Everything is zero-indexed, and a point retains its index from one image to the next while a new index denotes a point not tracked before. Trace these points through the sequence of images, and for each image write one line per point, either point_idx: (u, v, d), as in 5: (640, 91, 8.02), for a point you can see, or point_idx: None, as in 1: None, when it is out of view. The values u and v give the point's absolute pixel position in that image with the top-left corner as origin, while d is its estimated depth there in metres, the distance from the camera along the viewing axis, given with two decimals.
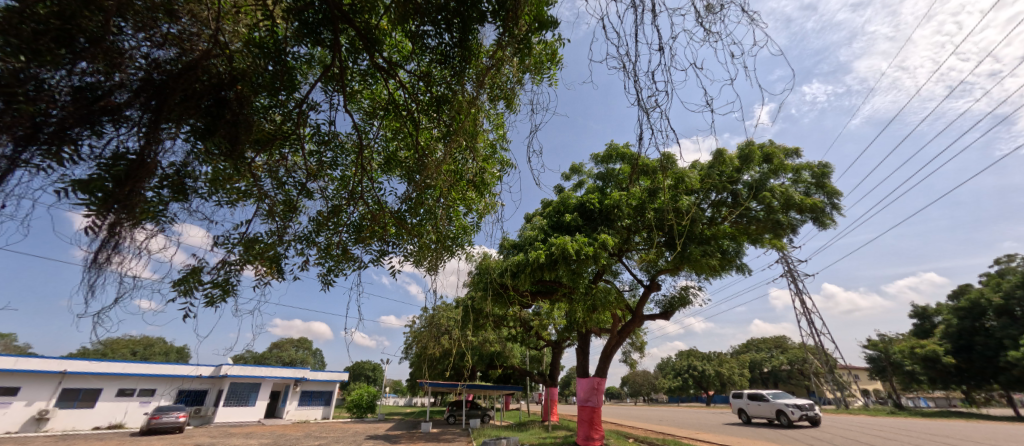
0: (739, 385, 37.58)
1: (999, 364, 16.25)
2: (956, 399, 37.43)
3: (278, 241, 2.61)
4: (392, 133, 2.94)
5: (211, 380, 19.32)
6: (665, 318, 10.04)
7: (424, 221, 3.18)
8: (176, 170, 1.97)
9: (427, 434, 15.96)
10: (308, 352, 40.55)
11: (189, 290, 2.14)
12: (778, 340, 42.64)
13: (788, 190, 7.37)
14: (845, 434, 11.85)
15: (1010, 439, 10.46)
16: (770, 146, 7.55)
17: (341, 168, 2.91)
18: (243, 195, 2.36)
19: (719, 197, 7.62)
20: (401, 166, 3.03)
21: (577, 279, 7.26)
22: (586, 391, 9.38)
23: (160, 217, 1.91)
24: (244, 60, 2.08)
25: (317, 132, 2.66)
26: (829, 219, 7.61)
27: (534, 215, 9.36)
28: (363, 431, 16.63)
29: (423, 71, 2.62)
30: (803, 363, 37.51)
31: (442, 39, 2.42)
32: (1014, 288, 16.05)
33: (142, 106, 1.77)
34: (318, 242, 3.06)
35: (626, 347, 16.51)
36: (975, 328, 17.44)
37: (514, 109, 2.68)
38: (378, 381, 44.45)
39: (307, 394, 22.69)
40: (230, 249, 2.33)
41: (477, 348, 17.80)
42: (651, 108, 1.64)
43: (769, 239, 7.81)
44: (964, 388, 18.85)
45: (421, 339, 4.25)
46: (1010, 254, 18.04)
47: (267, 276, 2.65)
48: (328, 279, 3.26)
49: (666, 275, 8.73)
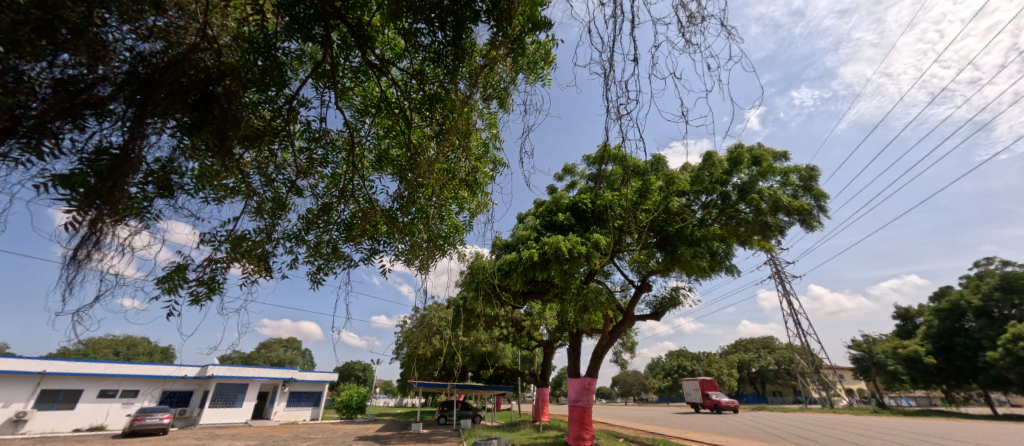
0: (727, 384, 38.07)
1: (978, 364, 16.70)
2: (938, 398, 38.43)
3: (266, 239, 2.58)
4: (385, 130, 2.94)
5: (197, 381, 18.96)
6: (656, 319, 10.13)
7: (416, 219, 3.20)
8: (162, 166, 1.94)
9: (417, 434, 15.84)
10: (297, 352, 40.15)
11: (174, 288, 2.10)
12: (766, 340, 43.35)
13: (776, 192, 7.45)
14: (831, 433, 12.07)
15: (987, 436, 10.76)
16: (759, 149, 7.68)
17: (331, 165, 2.89)
18: (230, 192, 2.33)
19: (710, 198, 7.71)
20: (392, 164, 3.02)
21: (569, 279, 7.32)
22: (576, 391, 9.39)
23: (145, 214, 1.87)
24: (233, 55, 2.07)
25: (308, 129, 2.63)
26: (816, 222, 7.72)
27: (527, 215, 9.39)
28: (353, 432, 16.50)
29: (416, 69, 2.61)
30: (790, 363, 38.24)
31: (436, 38, 2.42)
32: (992, 290, 16.67)
33: (127, 100, 1.74)
34: (307, 240, 3.03)
35: (617, 347, 16.53)
36: (954, 329, 17.88)
37: (507, 109, 2.72)
38: (368, 382, 44.40)
39: (296, 394, 22.38)
40: (216, 247, 2.29)
41: (469, 348, 17.69)
42: (619, 114, 1.76)
43: (757, 240, 7.89)
44: (945, 388, 19.31)
45: (412, 338, 4.26)
46: (988, 258, 18.61)
47: (254, 274, 2.63)
48: (316, 278, 3.24)
49: (658, 275, 8.84)
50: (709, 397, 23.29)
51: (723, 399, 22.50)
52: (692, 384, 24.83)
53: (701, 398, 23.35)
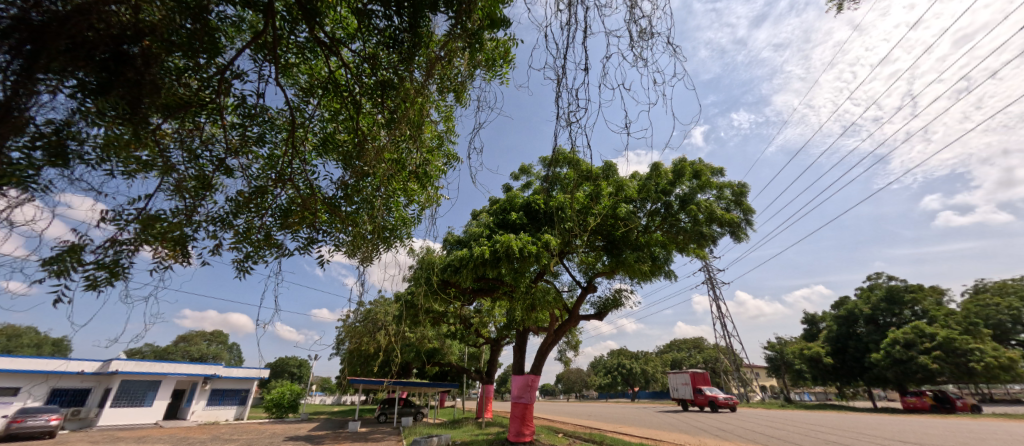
0: (661, 381, 40.74)
1: (864, 364, 19.34)
2: (833, 393, 44.01)
3: (185, 221, 2.34)
4: (332, 113, 2.78)
5: (97, 378, 16.76)
6: (599, 318, 10.59)
7: (361, 209, 3.06)
8: (56, 130, 1.68)
9: (354, 433, 15.21)
10: (224, 346, 36.89)
11: (64, 272, 1.83)
12: (697, 340, 47.01)
13: (712, 204, 8.07)
14: (746, 425, 13.36)
15: (867, 426, 12.51)
16: (700, 164, 8.28)
17: (269, 145, 2.68)
18: (144, 166, 2.08)
19: (654, 207, 8.18)
20: (337, 149, 2.86)
21: (519, 278, 7.40)
22: (519, 388, 9.51)
23: (31, 183, 1.61)
24: (156, 13, 1.83)
25: (242, 104, 2.42)
26: (744, 234, 8.48)
27: (481, 212, 9.37)
28: (282, 432, 15.46)
29: (370, 52, 2.50)
30: (716, 362, 41.77)
31: (392, 22, 2.34)
32: (879, 300, 19.74)
33: (13, 50, 1.48)
34: (236, 225, 2.79)
35: (562, 345, 17.01)
36: (848, 334, 20.54)
37: (463, 103, 2.70)
38: (303, 378, 41.91)
39: (219, 392, 20.53)
40: (122, 227, 2.02)
41: (414, 344, 17.30)
42: (570, 122, 1.87)
43: (693, 248, 8.49)
44: (839, 385, 22.11)
45: (353, 334, 4.10)
46: (878, 272, 21.60)
47: (168, 259, 2.37)
48: (244, 266, 2.99)
49: (603, 277, 9.23)
50: (701, 392, 20.33)
51: (719, 396, 19.60)
52: (680, 378, 21.86)
53: (692, 394, 20.43)
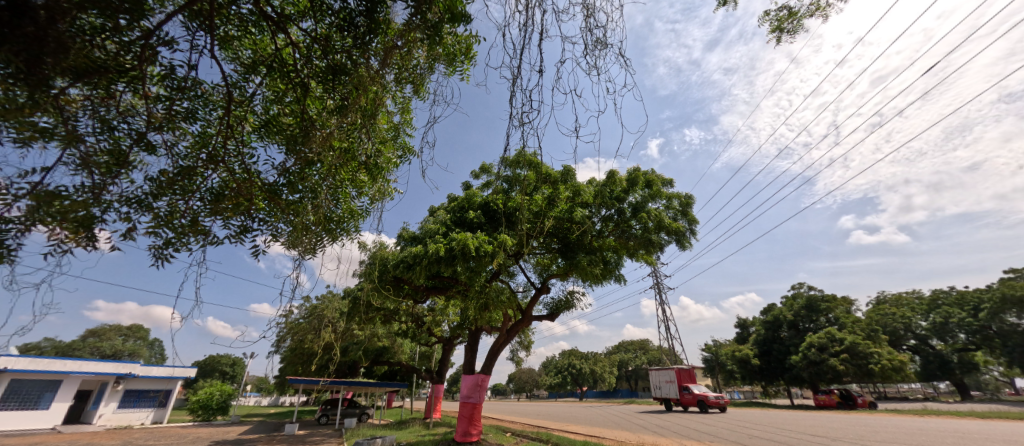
0: (608, 381, 42.35)
1: (786, 365, 21.33)
2: (758, 392, 48.09)
3: (93, 200, 2.07)
4: (277, 94, 2.60)
5: None
6: (551, 319, 10.79)
7: (304, 198, 2.89)
8: None
9: (291, 436, 14.35)
10: (144, 342, 33.30)
11: None
12: (643, 342, 49.36)
13: (661, 213, 8.50)
14: (682, 422, 14.22)
15: (784, 421, 13.82)
16: (651, 174, 8.70)
17: (201, 122, 2.46)
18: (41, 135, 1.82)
19: (608, 213, 8.50)
20: (281, 132, 2.68)
21: (474, 277, 7.37)
22: (469, 388, 9.45)
23: None
24: None
25: (171, 75, 2.19)
26: (688, 242, 9.03)
27: (438, 208, 9.23)
28: (208, 436, 14.22)
29: (322, 33, 2.36)
30: (659, 362, 44.11)
31: (347, 5, 2.23)
32: (800, 308, 21.83)
33: None
34: (156, 208, 2.52)
35: (514, 345, 17.14)
36: (774, 337, 22.55)
37: (421, 96, 2.65)
38: (237, 378, 38.87)
39: (135, 393, 18.50)
40: (10, 202, 1.76)
41: (362, 343, 16.65)
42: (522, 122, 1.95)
43: (642, 254, 8.90)
44: (764, 384, 24.19)
45: (296, 330, 3.89)
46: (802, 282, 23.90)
47: (68, 242, 2.09)
48: (163, 254, 2.71)
49: (557, 279, 9.42)
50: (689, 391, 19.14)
51: (709, 395, 18.44)
52: (665, 376, 20.60)
53: (678, 393, 19.21)
